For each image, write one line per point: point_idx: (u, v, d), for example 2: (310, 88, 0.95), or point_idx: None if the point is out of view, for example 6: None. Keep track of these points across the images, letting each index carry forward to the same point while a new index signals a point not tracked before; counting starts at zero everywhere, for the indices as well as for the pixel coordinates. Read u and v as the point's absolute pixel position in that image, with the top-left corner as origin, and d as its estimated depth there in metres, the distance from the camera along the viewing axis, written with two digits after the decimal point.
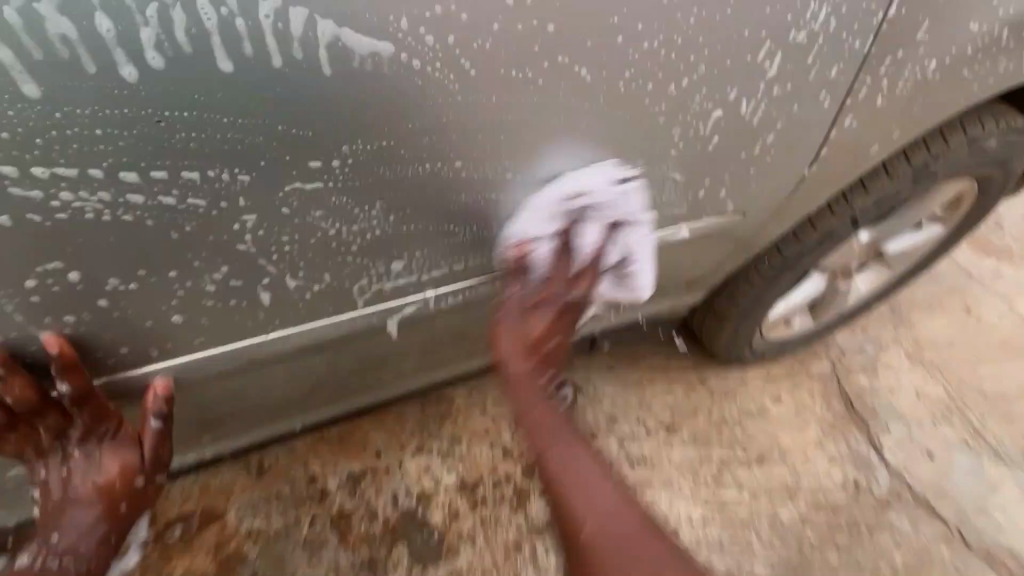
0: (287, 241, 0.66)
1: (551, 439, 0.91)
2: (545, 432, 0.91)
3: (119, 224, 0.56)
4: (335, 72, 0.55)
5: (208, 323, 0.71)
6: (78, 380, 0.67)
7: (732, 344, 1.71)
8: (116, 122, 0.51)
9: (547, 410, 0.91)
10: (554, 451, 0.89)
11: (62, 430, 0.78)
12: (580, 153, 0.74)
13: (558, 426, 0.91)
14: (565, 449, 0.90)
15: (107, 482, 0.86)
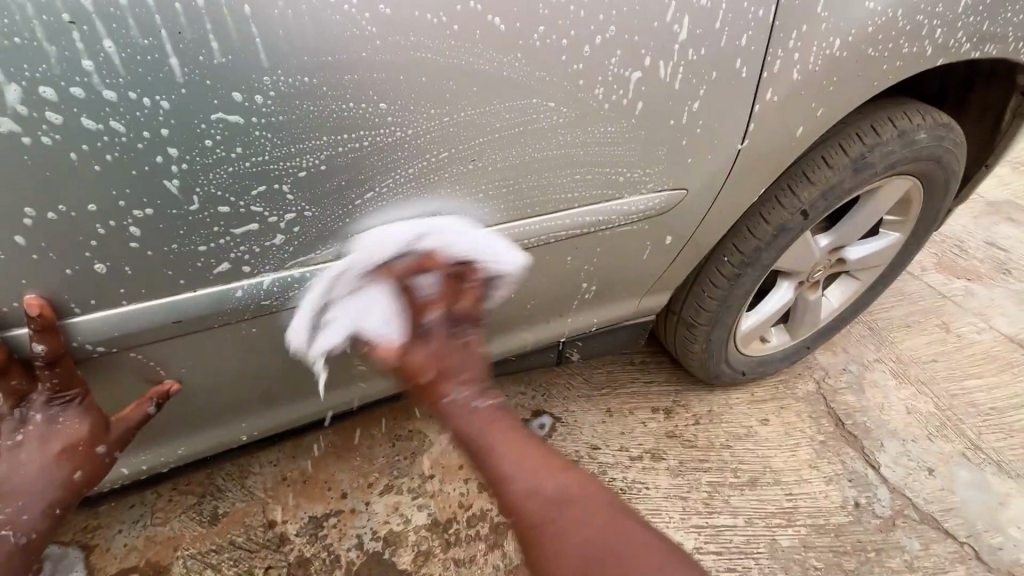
0: (213, 179, 0.68)
1: (499, 456, 0.76)
2: (487, 450, 0.77)
3: (35, 143, 0.59)
4: (255, 8, 0.60)
5: (134, 275, 0.72)
6: (53, 344, 0.71)
7: (708, 357, 1.67)
8: (36, 35, 0.54)
9: (488, 424, 0.79)
10: (503, 470, 0.75)
11: (23, 396, 0.75)
12: (507, 108, 0.78)
13: (496, 434, 0.78)
14: (520, 466, 0.75)
15: (62, 453, 0.79)
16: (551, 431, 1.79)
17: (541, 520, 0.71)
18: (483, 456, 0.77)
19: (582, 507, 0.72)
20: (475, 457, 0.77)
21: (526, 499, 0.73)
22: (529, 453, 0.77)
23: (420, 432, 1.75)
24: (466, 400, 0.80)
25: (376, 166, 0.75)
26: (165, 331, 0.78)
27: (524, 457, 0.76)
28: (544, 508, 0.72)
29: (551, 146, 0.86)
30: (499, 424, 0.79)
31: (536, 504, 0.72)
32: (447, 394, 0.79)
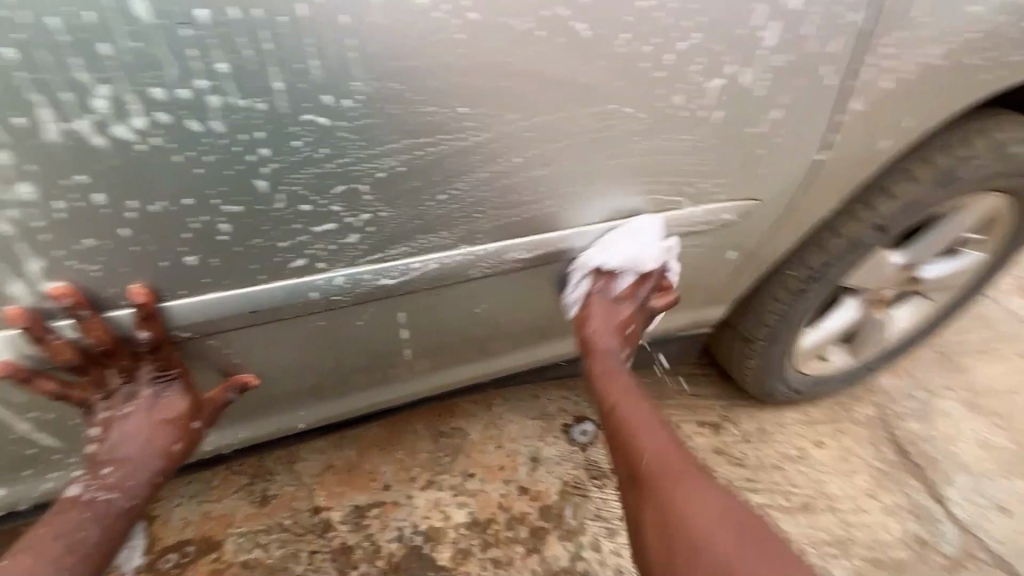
0: (299, 178, 0.70)
1: (635, 418, 1.00)
2: (632, 416, 1.01)
3: (142, 140, 0.62)
4: (352, 16, 0.61)
5: (218, 267, 0.75)
6: (157, 331, 0.75)
7: (764, 373, 1.61)
8: (150, 39, 0.57)
9: (638, 402, 1.05)
10: (645, 434, 0.98)
11: (131, 371, 0.81)
12: (584, 114, 0.77)
13: (632, 401, 1.04)
14: (660, 438, 0.97)
15: (164, 426, 0.85)
16: (594, 438, 1.77)
17: (669, 471, 0.91)
18: (623, 415, 1.02)
19: (695, 476, 0.91)
20: (622, 421, 1.01)
21: (652, 453, 0.94)
22: (657, 430, 1.00)
23: (463, 430, 1.76)
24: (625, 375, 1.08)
25: (451, 170, 0.76)
26: (242, 320, 0.81)
27: (654, 429, 0.99)
28: (676, 470, 0.91)
29: (624, 153, 0.84)
30: (639, 403, 1.04)
31: (669, 465, 0.92)
32: (614, 364, 1.08)
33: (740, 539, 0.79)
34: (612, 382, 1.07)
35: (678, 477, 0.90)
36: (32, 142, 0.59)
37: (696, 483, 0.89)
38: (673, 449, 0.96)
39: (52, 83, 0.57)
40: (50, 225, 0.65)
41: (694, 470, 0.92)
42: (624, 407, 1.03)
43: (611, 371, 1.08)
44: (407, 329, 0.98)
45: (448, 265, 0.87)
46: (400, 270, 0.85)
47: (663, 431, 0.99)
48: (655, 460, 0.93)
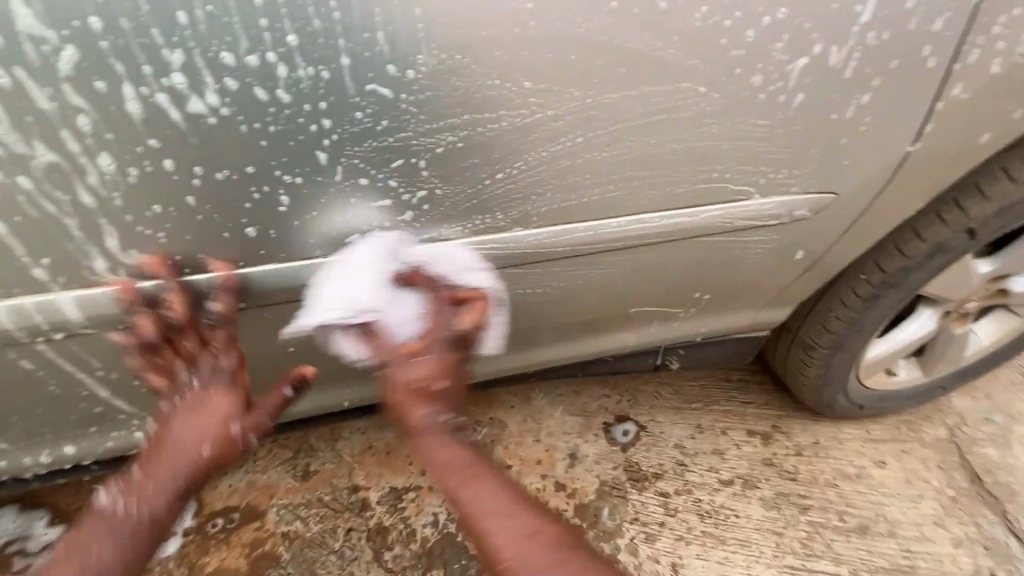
0: (358, 152, 0.69)
1: (484, 511, 0.83)
2: (480, 512, 0.83)
3: (210, 108, 0.62)
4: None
5: (277, 238, 0.75)
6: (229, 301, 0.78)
7: (824, 384, 1.50)
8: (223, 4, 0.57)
9: (481, 474, 0.86)
10: (491, 533, 0.81)
11: (193, 361, 0.81)
12: (653, 93, 0.72)
13: (471, 483, 0.85)
14: (511, 529, 0.81)
15: (201, 430, 0.81)
16: (635, 439, 1.71)
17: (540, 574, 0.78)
18: (472, 511, 0.83)
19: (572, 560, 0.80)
20: (470, 517, 0.83)
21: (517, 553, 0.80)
22: (512, 507, 0.84)
23: (502, 421, 1.74)
24: (443, 436, 0.87)
25: (511, 149, 0.73)
26: (295, 294, 0.82)
27: (508, 514, 0.83)
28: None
29: (694, 137, 0.79)
30: (477, 475, 0.86)
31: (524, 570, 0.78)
32: (421, 431, 0.85)
33: None
34: (445, 466, 0.85)
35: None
36: (113, 111, 0.61)
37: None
38: (539, 532, 0.82)
39: (130, 47, 0.58)
40: (124, 190, 0.67)
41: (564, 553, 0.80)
42: (466, 497, 0.84)
43: (438, 448, 0.86)
44: None
45: (500, 248, 0.85)
46: (451, 253, 0.83)
47: (518, 508, 0.84)
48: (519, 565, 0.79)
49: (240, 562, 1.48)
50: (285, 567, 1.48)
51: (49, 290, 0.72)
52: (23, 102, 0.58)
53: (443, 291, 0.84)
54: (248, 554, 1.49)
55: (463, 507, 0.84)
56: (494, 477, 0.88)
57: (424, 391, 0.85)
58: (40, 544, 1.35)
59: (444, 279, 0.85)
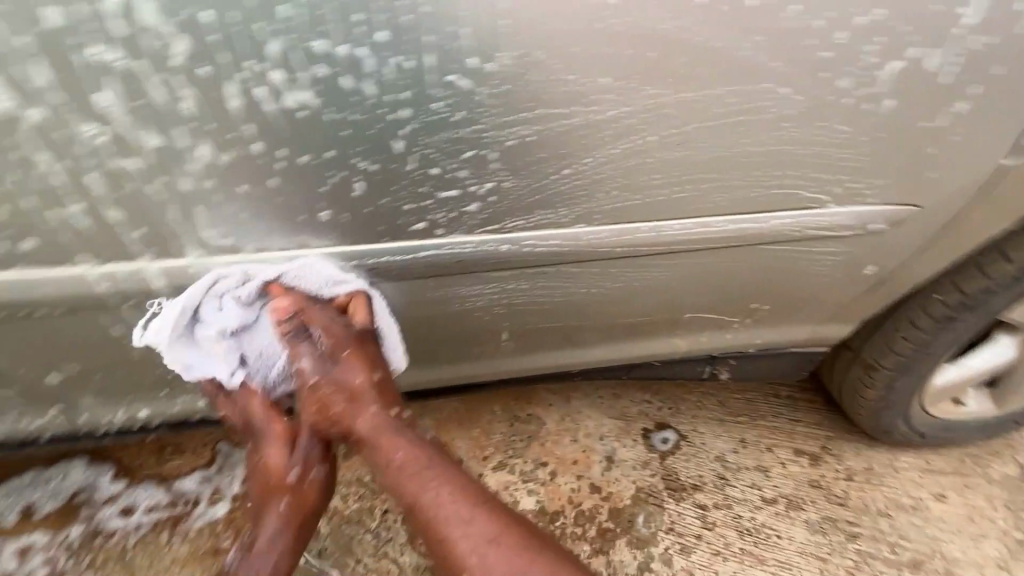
0: (433, 142, 0.71)
1: (444, 511, 0.88)
2: (427, 516, 0.88)
3: (299, 94, 0.65)
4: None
5: (348, 222, 0.78)
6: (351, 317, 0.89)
7: (883, 408, 1.43)
8: None
9: (435, 475, 0.91)
10: (439, 533, 0.87)
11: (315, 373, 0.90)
12: (730, 93, 0.71)
13: (431, 484, 0.90)
14: (457, 529, 0.87)
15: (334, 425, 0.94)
16: (675, 448, 1.67)
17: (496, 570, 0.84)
18: (432, 511, 0.88)
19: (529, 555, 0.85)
20: (419, 518, 0.89)
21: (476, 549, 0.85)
22: (472, 506, 0.89)
23: (540, 419, 1.74)
24: (396, 441, 0.93)
25: (581, 146, 0.73)
26: (360, 275, 0.85)
27: (467, 515, 0.88)
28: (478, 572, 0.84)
29: (770, 141, 0.77)
30: (435, 473, 0.92)
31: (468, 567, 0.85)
32: (377, 440, 0.93)
33: None
34: (403, 467, 0.91)
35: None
36: (213, 98, 0.64)
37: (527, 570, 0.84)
38: (498, 531, 0.87)
39: (230, 34, 0.60)
40: (213, 170, 0.70)
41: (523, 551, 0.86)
42: (417, 502, 0.89)
43: (400, 450, 0.92)
44: (507, 309, 0.98)
45: (560, 244, 0.85)
46: (512, 245, 0.84)
47: (478, 506, 0.89)
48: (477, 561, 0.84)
49: None
50: (323, 541, 1.47)
51: (140, 258, 0.77)
52: (135, 88, 0.62)
53: (321, 305, 0.87)
54: None
55: (414, 511, 0.90)
56: (451, 476, 0.92)
57: (355, 396, 0.93)
58: (105, 496, 1.45)
59: (316, 295, 0.86)
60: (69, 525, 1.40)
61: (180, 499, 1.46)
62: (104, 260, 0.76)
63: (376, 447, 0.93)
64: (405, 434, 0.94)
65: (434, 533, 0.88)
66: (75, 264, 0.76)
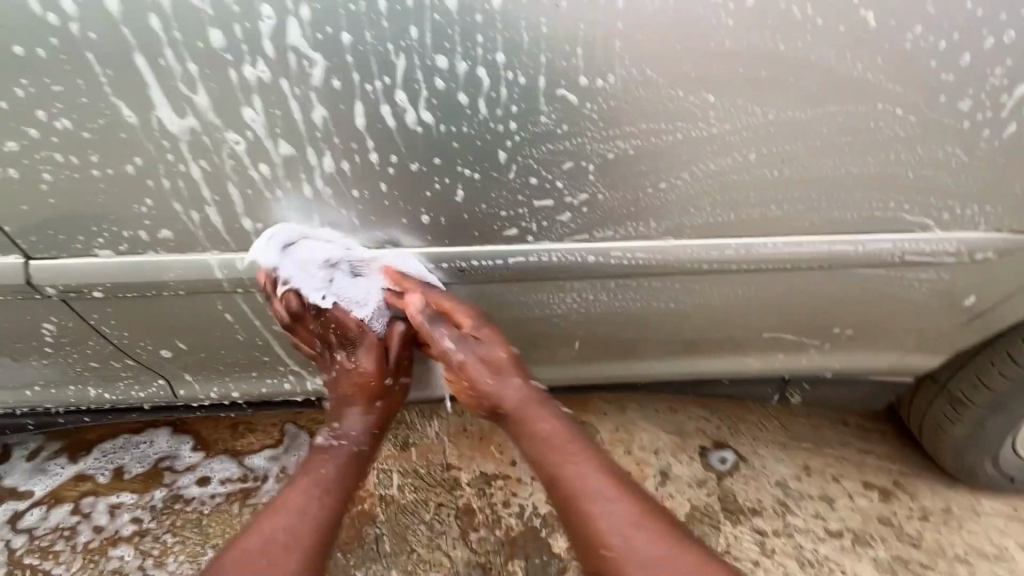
0: (535, 153, 0.74)
1: (587, 484, 0.91)
2: (563, 488, 0.92)
3: (417, 105, 0.69)
4: (628, 3, 0.63)
5: (446, 226, 0.82)
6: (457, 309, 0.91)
7: (969, 445, 1.34)
8: (449, 13, 0.63)
9: (576, 451, 0.95)
10: (576, 505, 0.90)
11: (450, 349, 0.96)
12: (847, 112, 0.72)
13: (577, 457, 0.94)
14: (596, 503, 0.89)
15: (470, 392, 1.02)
16: (734, 469, 1.62)
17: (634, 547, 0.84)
18: (575, 481, 0.92)
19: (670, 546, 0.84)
20: (560, 489, 0.93)
21: (615, 526, 0.86)
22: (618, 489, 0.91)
23: (594, 427, 1.70)
24: (538, 416, 0.99)
25: (681, 161, 0.75)
26: (450, 276, 0.89)
27: (612, 494, 0.89)
28: (614, 545, 0.85)
29: (883, 161, 0.78)
30: (581, 451, 0.95)
31: (603, 540, 0.86)
32: (521, 413, 0.99)
33: None
34: (549, 437, 0.97)
35: (607, 554, 0.85)
36: (341, 107, 0.70)
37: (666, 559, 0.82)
38: (640, 517, 0.87)
39: (362, 48, 0.65)
40: (331, 173, 0.76)
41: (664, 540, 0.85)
42: (559, 473, 0.93)
43: (545, 423, 0.98)
44: (585, 317, 1.00)
45: (646, 257, 0.86)
46: (597, 253, 0.86)
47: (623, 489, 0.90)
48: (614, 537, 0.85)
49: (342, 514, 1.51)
50: (379, 528, 1.49)
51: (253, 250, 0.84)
52: (274, 95, 0.68)
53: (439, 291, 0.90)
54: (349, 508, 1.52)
55: (550, 482, 0.94)
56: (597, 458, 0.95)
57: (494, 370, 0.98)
58: (185, 464, 1.56)
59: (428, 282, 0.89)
60: (153, 488, 1.52)
61: (250, 474, 1.55)
62: (224, 250, 0.84)
63: (518, 419, 0.99)
64: (547, 412, 1.00)
65: (572, 504, 0.90)
66: (200, 253, 0.84)
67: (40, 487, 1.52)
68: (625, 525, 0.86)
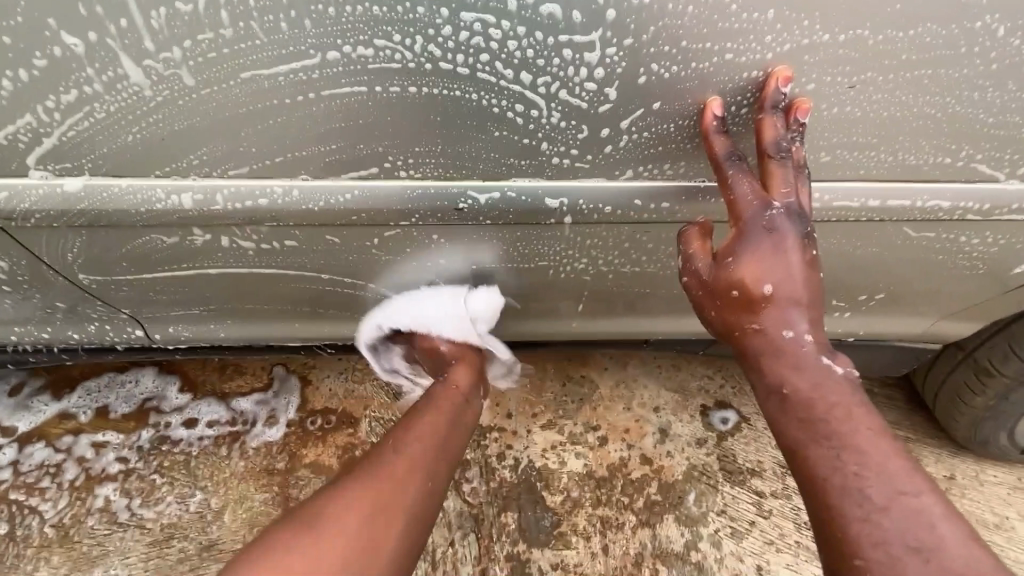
0: (545, 75, 0.63)
1: (827, 405, 0.71)
2: (832, 459, 0.67)
3: (406, 20, 0.59)
4: None
5: (441, 154, 0.71)
6: (773, 133, 0.65)
7: (984, 417, 1.29)
8: None
9: (855, 421, 0.69)
10: (852, 486, 0.65)
11: (739, 212, 0.70)
12: (930, 33, 0.60)
13: (815, 374, 0.73)
14: (883, 490, 0.64)
15: (737, 294, 0.74)
16: (734, 430, 1.58)
17: (879, 491, 0.64)
18: (810, 402, 0.71)
19: (923, 495, 0.63)
20: (792, 411, 0.72)
21: (856, 461, 0.66)
22: (864, 424, 0.69)
23: (594, 382, 1.64)
24: (809, 363, 0.73)
25: (756, 88, 0.65)
26: (445, 215, 0.79)
27: (853, 426, 0.69)
28: (912, 549, 0.60)
29: (957, 100, 0.66)
30: (821, 371, 0.73)
31: (893, 540, 0.61)
32: (781, 357, 0.74)
33: None
34: (788, 352, 0.74)
35: (895, 557, 0.60)
36: (310, 13, 0.59)
37: (918, 508, 0.62)
38: (890, 458, 0.66)
39: None
40: (315, 98, 0.65)
41: (918, 484, 0.64)
42: (832, 443, 0.68)
43: (788, 340, 0.74)
44: (599, 267, 0.90)
45: (669, 203, 0.78)
46: (616, 192, 0.76)
47: (868, 422, 0.69)
48: (851, 475, 0.65)
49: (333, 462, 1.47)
50: None
51: (224, 175, 0.73)
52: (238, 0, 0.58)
53: (777, 116, 0.65)
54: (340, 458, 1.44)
55: (808, 450, 0.69)
56: (842, 385, 0.73)
57: (781, 254, 0.71)
58: (173, 406, 1.49)
59: (749, 99, 0.66)
60: (140, 428, 1.45)
61: (239, 418, 1.48)
62: (194, 175, 0.73)
63: (774, 359, 0.74)
64: (818, 360, 0.73)
65: (845, 482, 0.65)
66: (155, 178, 0.74)
67: (23, 423, 1.45)
68: (932, 530, 0.61)
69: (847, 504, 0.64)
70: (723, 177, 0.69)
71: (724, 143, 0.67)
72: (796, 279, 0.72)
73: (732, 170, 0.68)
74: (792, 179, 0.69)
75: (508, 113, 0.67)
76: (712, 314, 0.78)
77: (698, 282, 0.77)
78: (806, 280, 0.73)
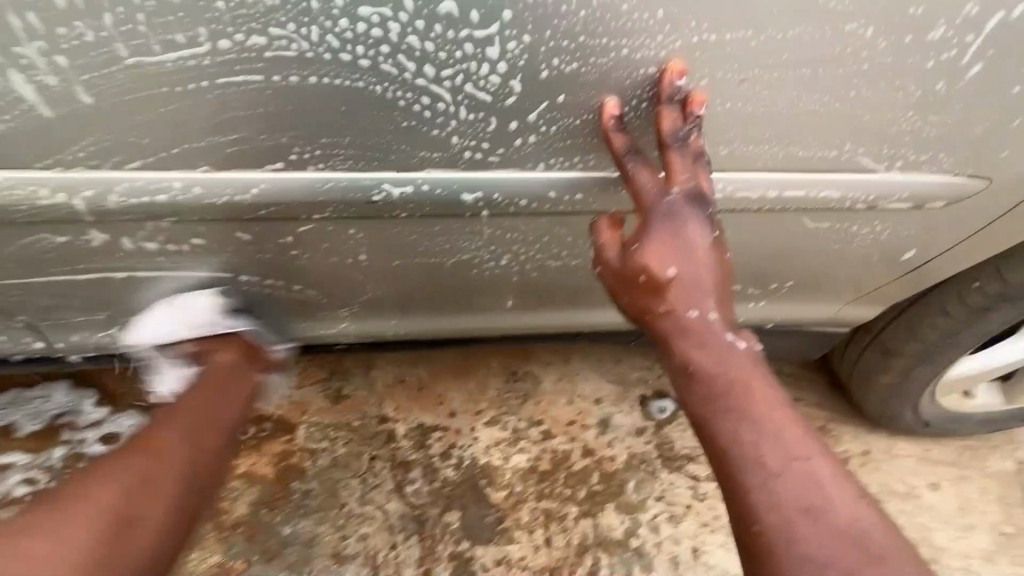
0: (451, 67, 0.63)
1: (730, 381, 0.74)
2: (732, 429, 0.70)
3: (299, 11, 0.58)
4: None
5: (352, 145, 0.70)
6: (667, 122, 0.68)
7: (893, 394, 1.38)
8: None
9: (755, 395, 0.72)
10: (751, 454, 0.67)
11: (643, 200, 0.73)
12: (809, 34, 0.65)
13: (718, 353, 0.76)
14: (779, 456, 0.67)
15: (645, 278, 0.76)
16: (672, 418, 1.63)
17: (775, 457, 0.67)
18: (715, 381, 0.74)
19: (814, 462, 0.67)
20: (699, 388, 0.75)
21: (755, 431, 0.69)
22: (765, 398, 0.72)
23: (536, 377, 1.65)
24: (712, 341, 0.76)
25: (649, 83, 0.67)
26: (363, 208, 0.77)
27: (754, 399, 0.72)
28: (803, 510, 0.64)
29: (840, 96, 0.71)
30: (725, 350, 0.76)
31: (788, 503, 0.64)
32: (688, 337, 0.77)
33: (885, 541, 0.62)
34: (694, 332, 0.77)
35: (788, 517, 0.63)
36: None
37: (809, 473, 0.66)
38: (787, 429, 0.69)
39: None
40: (210, 87, 0.62)
41: (811, 452, 0.68)
42: (733, 415, 0.71)
43: (693, 322, 0.77)
44: (527, 261, 0.91)
45: (588, 195, 0.80)
46: (536, 184, 0.77)
47: (769, 397, 0.72)
48: (751, 444, 0.68)
49: (267, 471, 1.41)
50: (307, 484, 1.41)
51: (117, 168, 0.69)
52: None
53: (670, 108, 0.67)
54: (276, 467, 1.42)
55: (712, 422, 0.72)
56: (744, 364, 0.76)
57: (683, 238, 0.74)
58: (89, 422, 1.38)
59: (644, 91, 0.68)
60: (50, 447, 1.34)
61: None
62: (83, 168, 0.68)
63: (682, 340, 0.77)
64: (722, 339, 0.77)
65: (744, 449, 0.68)
66: (38, 172, 0.68)
67: None
68: (823, 493, 0.65)
69: (745, 470, 0.67)
70: (625, 171, 0.72)
71: (622, 140, 0.69)
72: (699, 262, 0.76)
73: (631, 163, 0.71)
74: (690, 166, 0.71)
75: (417, 105, 0.66)
76: (624, 301, 0.80)
77: (610, 270, 0.78)
78: (708, 263, 0.77)
